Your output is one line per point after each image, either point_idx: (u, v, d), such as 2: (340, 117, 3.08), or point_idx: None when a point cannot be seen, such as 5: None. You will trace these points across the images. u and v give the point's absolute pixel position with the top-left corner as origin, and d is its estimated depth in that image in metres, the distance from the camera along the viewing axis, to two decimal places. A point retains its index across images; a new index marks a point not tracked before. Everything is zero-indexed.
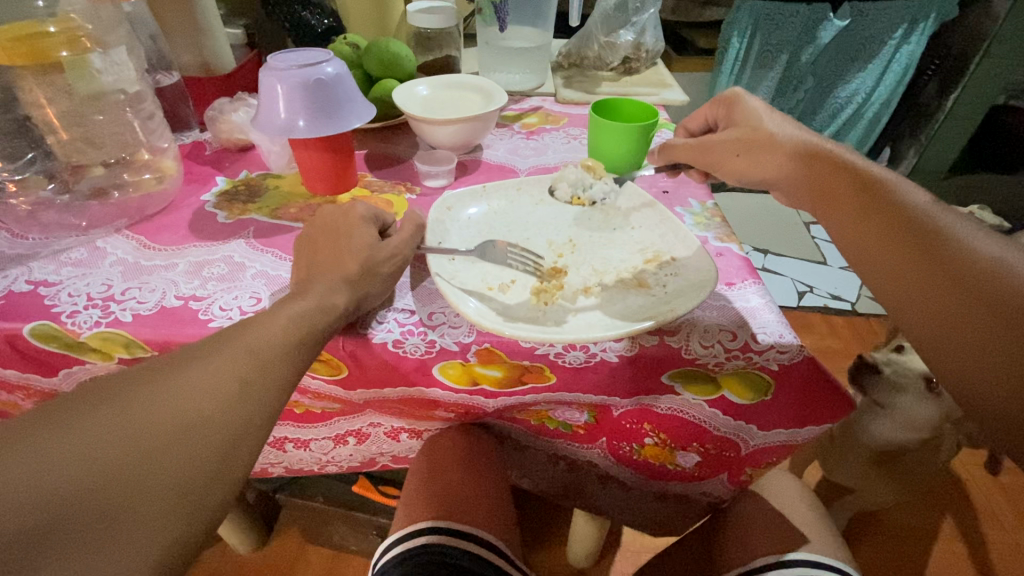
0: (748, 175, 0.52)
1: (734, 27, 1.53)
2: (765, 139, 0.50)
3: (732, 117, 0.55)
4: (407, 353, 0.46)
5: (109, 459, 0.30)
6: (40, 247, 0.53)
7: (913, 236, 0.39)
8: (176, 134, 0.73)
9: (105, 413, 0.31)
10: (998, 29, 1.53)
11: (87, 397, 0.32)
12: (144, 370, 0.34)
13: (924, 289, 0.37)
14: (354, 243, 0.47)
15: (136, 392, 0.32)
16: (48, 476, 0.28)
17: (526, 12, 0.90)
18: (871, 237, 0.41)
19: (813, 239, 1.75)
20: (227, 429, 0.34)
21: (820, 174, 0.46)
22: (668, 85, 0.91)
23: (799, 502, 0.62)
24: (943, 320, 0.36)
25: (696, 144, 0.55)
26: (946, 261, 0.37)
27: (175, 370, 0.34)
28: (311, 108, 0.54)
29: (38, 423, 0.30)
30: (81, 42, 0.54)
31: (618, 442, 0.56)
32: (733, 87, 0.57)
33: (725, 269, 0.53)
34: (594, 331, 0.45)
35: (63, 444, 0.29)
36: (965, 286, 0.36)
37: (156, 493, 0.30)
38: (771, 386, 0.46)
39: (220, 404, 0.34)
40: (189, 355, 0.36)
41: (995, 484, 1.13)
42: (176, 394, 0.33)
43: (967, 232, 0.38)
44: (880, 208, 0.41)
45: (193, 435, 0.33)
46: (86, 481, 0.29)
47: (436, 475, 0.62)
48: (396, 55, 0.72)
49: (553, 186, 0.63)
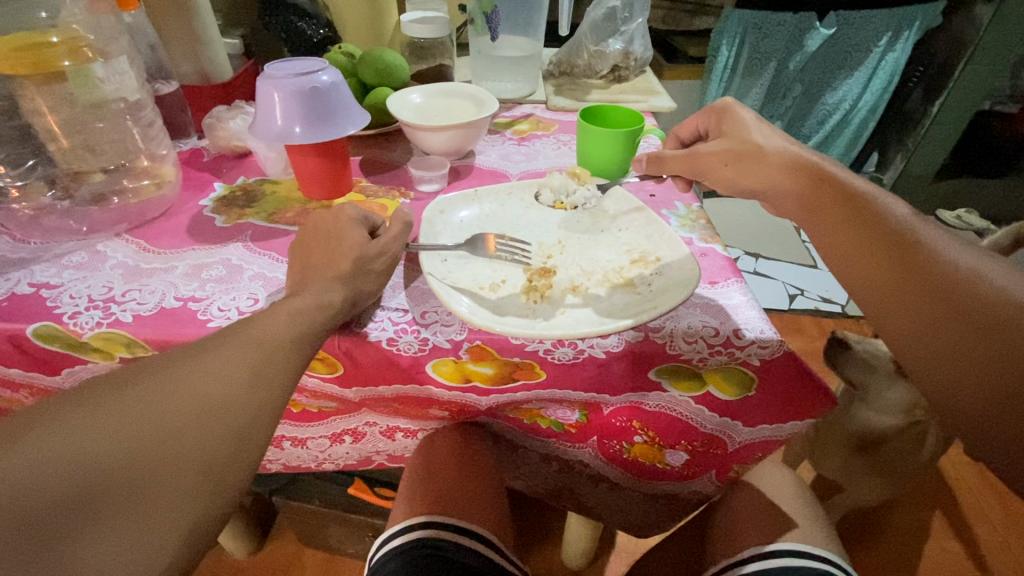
0: (738, 184, 0.53)
1: (724, 35, 1.56)
2: (753, 151, 0.52)
3: (721, 126, 0.57)
4: (400, 351, 0.47)
5: (130, 441, 0.31)
6: (42, 251, 0.55)
7: (892, 246, 0.41)
8: (175, 141, 0.74)
9: (124, 398, 0.32)
10: (980, 37, 1.57)
11: (113, 381, 0.33)
12: (166, 357, 0.36)
13: (902, 298, 0.39)
14: (345, 244, 0.48)
15: (153, 379, 0.34)
16: (78, 454, 0.30)
17: (517, 21, 0.92)
18: (852, 247, 0.43)
19: (803, 243, 1.78)
20: (244, 414, 0.36)
21: (804, 186, 0.48)
22: (656, 93, 0.94)
23: (786, 495, 0.64)
24: (922, 327, 0.37)
25: (685, 154, 0.56)
26: (921, 270, 0.38)
27: (195, 357, 0.36)
28: (308, 115, 0.55)
29: (66, 406, 0.31)
30: (82, 52, 0.56)
31: (608, 440, 0.57)
32: (724, 97, 0.59)
33: (708, 268, 0.55)
34: (581, 327, 0.46)
35: (86, 427, 0.31)
36: (941, 295, 0.37)
37: (178, 474, 0.32)
38: (754, 381, 0.48)
39: (237, 390, 0.36)
40: (209, 343, 0.38)
41: (984, 482, 1.15)
42: (195, 379, 0.35)
43: (946, 243, 0.40)
44: (859, 219, 0.43)
45: (212, 419, 0.34)
46: (109, 462, 0.30)
47: (432, 471, 0.63)
48: (389, 64, 0.74)
49: (538, 191, 0.64)
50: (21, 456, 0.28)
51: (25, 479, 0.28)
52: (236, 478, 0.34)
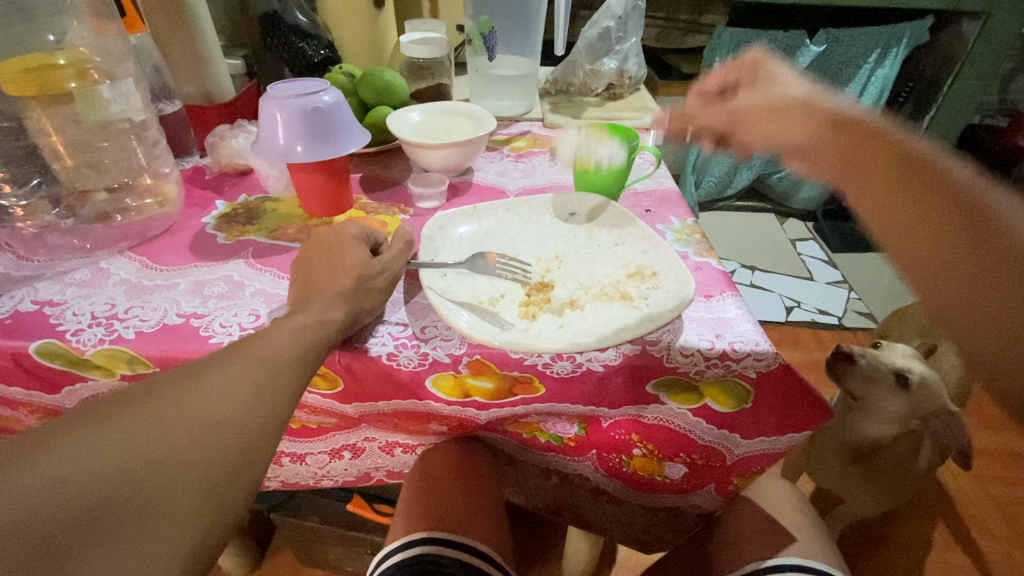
0: (774, 138, 0.53)
1: (717, 53, 1.58)
2: (796, 105, 0.51)
3: (753, 79, 0.59)
4: (400, 366, 0.48)
5: (137, 458, 0.32)
6: (45, 269, 0.55)
7: (951, 207, 0.38)
8: (177, 159, 0.76)
9: (132, 417, 0.33)
10: (969, 51, 1.60)
11: (120, 399, 0.34)
12: (171, 375, 0.37)
13: (957, 263, 0.37)
14: (348, 261, 0.49)
15: (160, 397, 0.35)
16: (85, 474, 0.30)
17: (515, 42, 0.94)
18: (905, 206, 0.40)
19: (800, 256, 1.79)
20: (248, 432, 0.36)
21: (851, 138, 0.46)
22: (650, 110, 0.96)
23: (786, 506, 0.64)
24: (975, 295, 0.36)
25: (722, 109, 0.58)
26: (988, 236, 0.36)
27: (199, 376, 0.37)
28: (310, 134, 0.56)
29: (75, 425, 0.32)
30: (89, 74, 0.57)
31: (607, 454, 0.57)
32: (753, 48, 0.61)
33: (704, 282, 0.56)
34: (592, 340, 0.46)
35: (93, 445, 0.31)
36: (1007, 264, 0.35)
37: (184, 491, 0.32)
38: (750, 394, 0.49)
39: (240, 409, 0.36)
40: (213, 361, 0.38)
41: (985, 494, 1.15)
42: (200, 397, 0.36)
43: (1007, 205, 0.38)
44: (914, 175, 0.41)
45: (216, 437, 0.35)
46: (116, 479, 0.31)
47: (431, 488, 0.62)
48: (390, 84, 0.75)
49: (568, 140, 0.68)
50: (29, 474, 0.29)
51: (33, 496, 0.28)
52: (238, 495, 0.35)
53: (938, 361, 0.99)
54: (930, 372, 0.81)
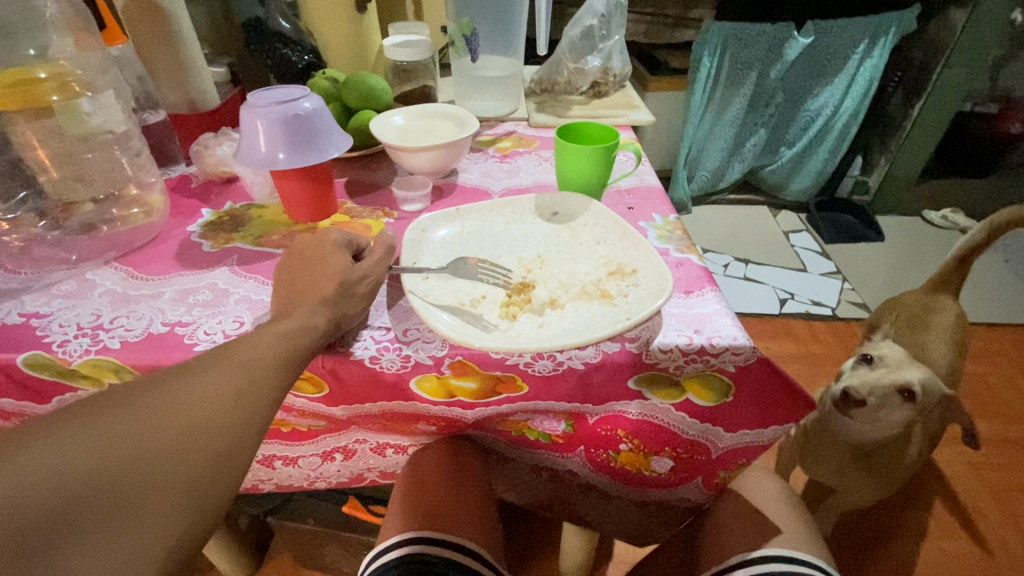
0: None
1: (706, 46, 1.58)
2: None
3: None
4: (384, 368, 0.48)
5: (118, 458, 0.32)
6: (32, 281, 0.56)
7: None
8: (164, 168, 0.76)
9: (113, 418, 0.33)
10: (956, 41, 1.62)
11: (103, 399, 0.34)
12: (155, 376, 0.37)
13: None
14: (330, 268, 0.49)
15: (142, 398, 0.35)
16: (66, 473, 0.31)
17: (497, 43, 0.95)
18: None
19: (792, 248, 1.80)
20: (229, 434, 0.37)
21: None
22: (635, 106, 0.96)
23: (773, 496, 0.65)
24: None
25: None
26: None
27: (181, 379, 0.37)
28: (289, 141, 0.57)
29: (57, 423, 0.32)
30: (71, 86, 0.57)
31: (595, 450, 0.58)
32: None
33: (684, 278, 0.56)
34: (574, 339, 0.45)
35: (72, 447, 0.31)
36: None
37: (160, 494, 0.33)
38: (731, 387, 0.49)
39: (221, 412, 0.37)
40: (198, 364, 0.39)
41: (980, 480, 1.16)
42: (181, 400, 0.36)
43: None
44: None
45: (196, 439, 0.35)
46: (95, 480, 0.31)
47: (422, 487, 0.63)
48: (372, 88, 0.75)
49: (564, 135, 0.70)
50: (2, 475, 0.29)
51: (3, 499, 0.29)
52: (217, 495, 0.35)
53: (925, 349, 1.00)
54: (927, 377, 0.83)
